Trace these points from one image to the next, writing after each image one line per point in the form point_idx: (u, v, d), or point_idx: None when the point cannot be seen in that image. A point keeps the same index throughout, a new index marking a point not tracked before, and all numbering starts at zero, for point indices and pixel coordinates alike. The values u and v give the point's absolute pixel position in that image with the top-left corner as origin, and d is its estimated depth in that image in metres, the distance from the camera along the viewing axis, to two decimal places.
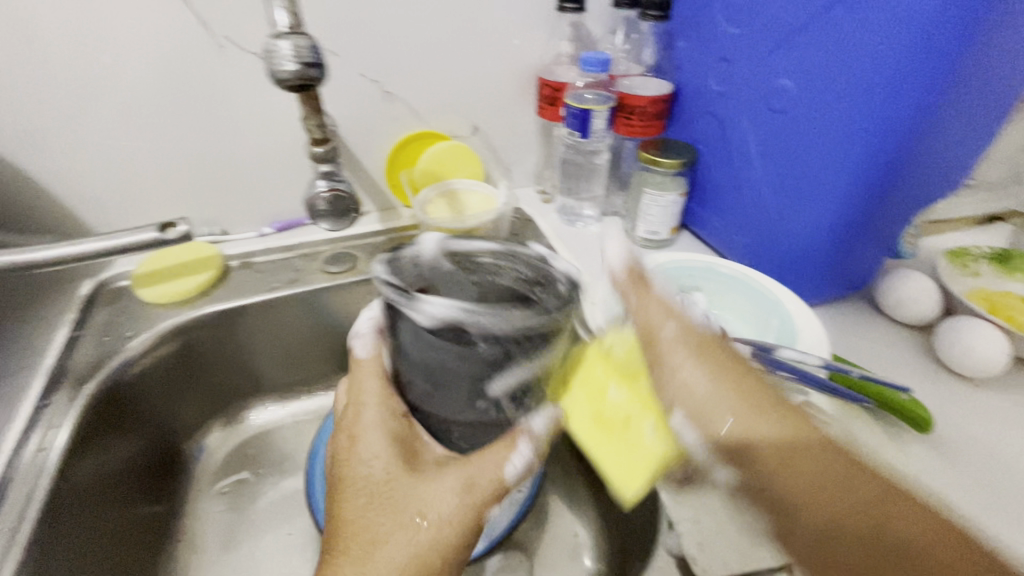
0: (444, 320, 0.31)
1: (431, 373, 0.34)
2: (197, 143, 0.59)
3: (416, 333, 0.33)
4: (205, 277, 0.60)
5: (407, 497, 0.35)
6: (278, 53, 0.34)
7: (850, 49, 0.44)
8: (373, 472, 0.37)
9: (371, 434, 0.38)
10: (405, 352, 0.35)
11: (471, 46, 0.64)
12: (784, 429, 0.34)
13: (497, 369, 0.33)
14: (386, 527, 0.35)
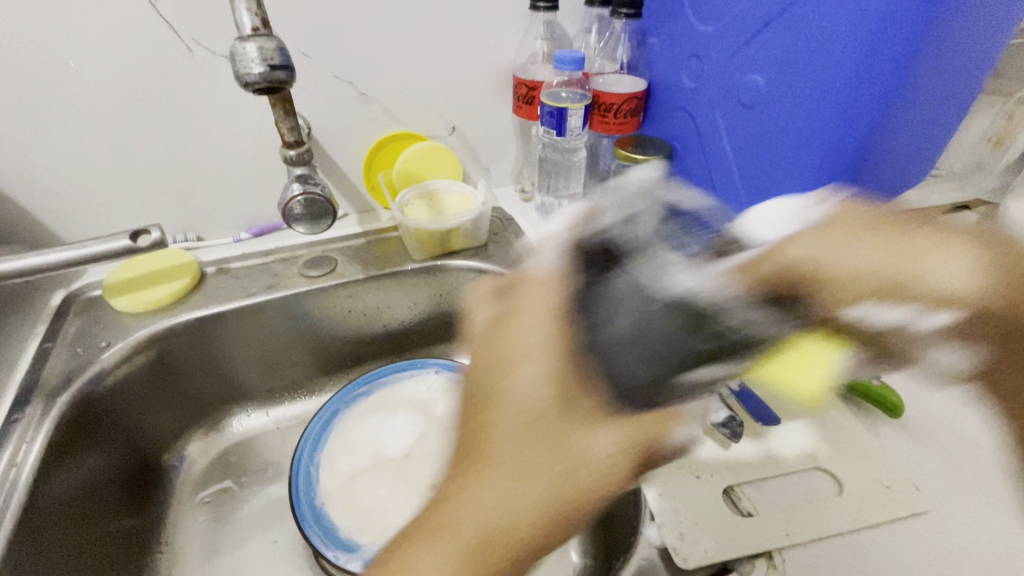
0: (706, 288, 0.32)
1: (630, 342, 0.32)
2: (169, 149, 0.58)
3: (669, 292, 0.33)
4: (181, 285, 0.59)
5: (566, 438, 0.27)
6: (242, 55, 0.33)
7: (817, 42, 0.44)
8: (526, 397, 0.29)
9: (527, 368, 0.29)
10: (605, 313, 0.33)
11: (446, 46, 0.64)
12: (924, 255, 0.27)
13: (718, 354, 0.32)
14: (539, 463, 0.27)
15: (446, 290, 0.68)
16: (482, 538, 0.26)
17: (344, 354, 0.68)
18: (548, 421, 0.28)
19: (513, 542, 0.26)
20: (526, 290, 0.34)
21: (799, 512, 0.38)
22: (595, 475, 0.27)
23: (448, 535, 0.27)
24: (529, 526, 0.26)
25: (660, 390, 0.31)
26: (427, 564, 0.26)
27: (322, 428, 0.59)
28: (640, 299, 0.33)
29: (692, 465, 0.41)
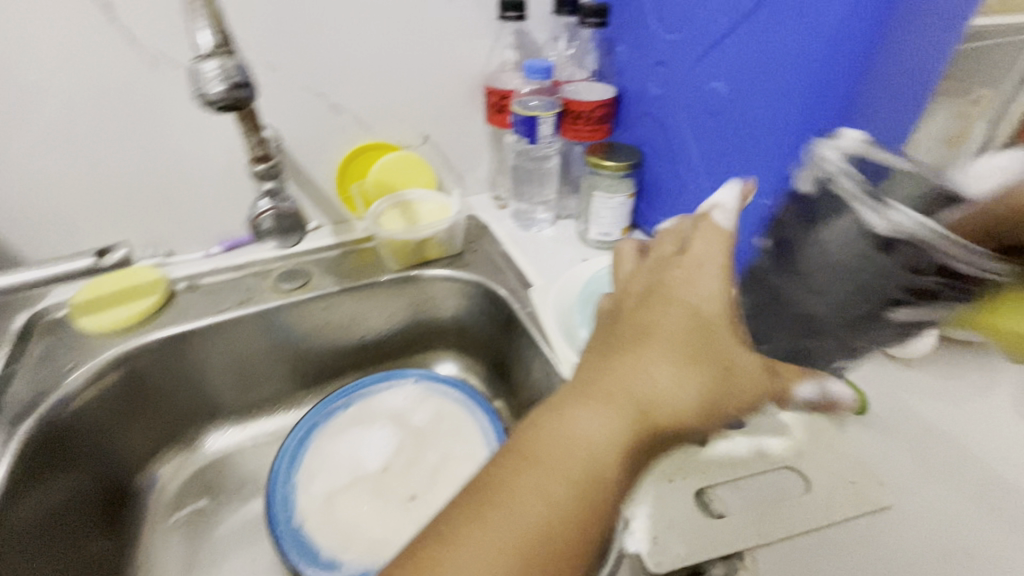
0: (908, 230, 0.31)
1: (855, 288, 0.34)
2: (134, 164, 0.57)
3: (861, 233, 0.33)
4: (150, 302, 0.58)
5: (724, 348, 0.34)
6: (200, 74, 0.33)
7: (775, 48, 0.46)
8: (704, 303, 0.35)
9: (706, 277, 0.36)
10: (825, 253, 0.35)
11: (416, 56, 0.64)
12: None
13: (918, 301, 0.33)
14: (707, 363, 0.33)
15: (423, 300, 0.67)
16: (648, 404, 0.31)
17: (322, 367, 0.67)
18: (722, 326, 0.35)
19: (674, 421, 0.32)
20: (701, 230, 0.38)
21: (769, 512, 0.39)
22: (742, 374, 0.35)
23: (626, 404, 0.31)
24: (691, 409, 0.32)
25: (872, 325, 0.35)
26: (598, 420, 0.30)
27: (298, 445, 0.58)
28: (831, 253, 0.35)
29: (666, 469, 0.41)
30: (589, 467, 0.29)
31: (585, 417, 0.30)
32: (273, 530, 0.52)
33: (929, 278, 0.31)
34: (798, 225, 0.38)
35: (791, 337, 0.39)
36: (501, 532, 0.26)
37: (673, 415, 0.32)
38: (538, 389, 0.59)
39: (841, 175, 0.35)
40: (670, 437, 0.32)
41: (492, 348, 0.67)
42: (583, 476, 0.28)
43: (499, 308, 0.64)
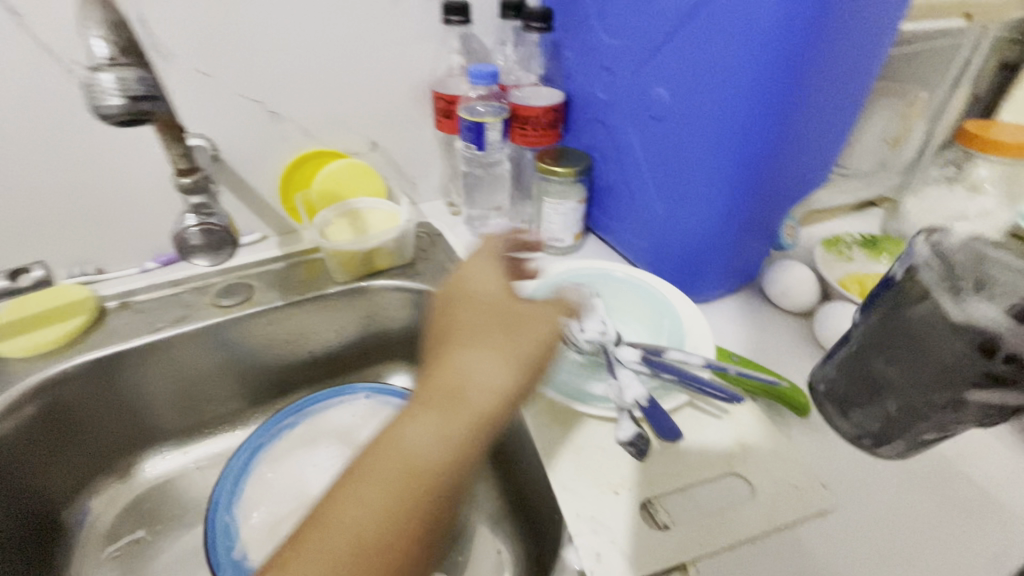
0: (993, 327, 0.29)
1: (941, 373, 0.31)
2: (53, 178, 0.54)
3: (953, 323, 0.30)
4: (76, 323, 0.54)
5: (515, 316, 0.40)
6: (96, 87, 0.32)
7: (711, 52, 0.46)
8: (484, 292, 0.42)
9: (473, 288, 0.43)
10: (928, 345, 0.32)
11: (359, 61, 0.62)
12: None
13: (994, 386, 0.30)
14: (502, 337, 0.38)
15: (374, 312, 0.66)
16: (462, 395, 0.35)
17: (270, 384, 0.65)
18: (506, 318, 0.40)
19: (486, 400, 0.35)
20: (473, 261, 0.46)
21: (714, 520, 0.38)
22: (540, 347, 0.39)
23: (441, 399, 0.35)
24: (502, 382, 0.36)
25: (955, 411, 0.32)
26: (423, 421, 0.33)
27: (243, 466, 0.56)
28: (946, 346, 0.31)
29: (613, 481, 0.41)
30: (424, 459, 0.32)
31: (412, 426, 0.33)
32: (211, 560, 0.48)
33: (1009, 367, 0.29)
34: (890, 305, 0.34)
35: (898, 413, 0.35)
36: (342, 538, 0.29)
37: (481, 395, 0.35)
38: None
39: (926, 267, 0.33)
40: (490, 415, 0.35)
41: None
42: (410, 475, 0.31)
43: None
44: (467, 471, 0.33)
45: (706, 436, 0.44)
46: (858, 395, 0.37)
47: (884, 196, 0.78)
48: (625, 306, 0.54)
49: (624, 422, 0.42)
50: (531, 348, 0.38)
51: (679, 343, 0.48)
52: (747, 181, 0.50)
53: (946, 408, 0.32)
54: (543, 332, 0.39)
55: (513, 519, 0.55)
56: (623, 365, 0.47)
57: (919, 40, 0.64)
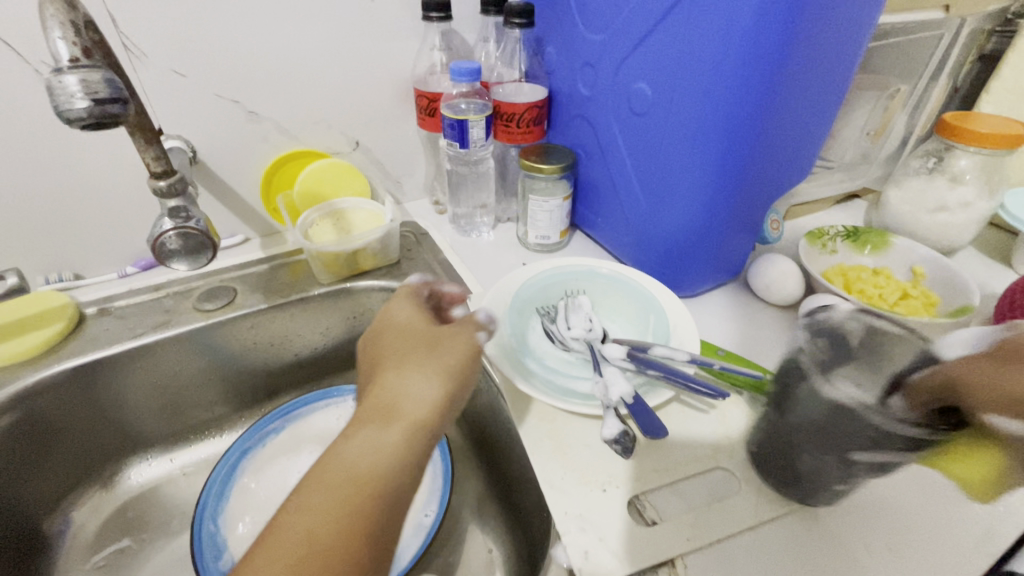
0: (846, 400, 0.34)
1: (825, 436, 0.35)
2: (25, 183, 0.52)
3: (825, 397, 0.35)
4: (54, 331, 0.53)
5: (436, 333, 0.40)
6: (59, 88, 0.29)
7: (692, 47, 0.46)
8: (405, 322, 0.42)
9: (393, 319, 0.43)
10: (803, 412, 0.36)
11: (339, 60, 0.61)
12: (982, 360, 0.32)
13: (872, 446, 0.33)
14: (424, 353, 0.38)
15: (360, 313, 0.65)
16: (393, 411, 0.34)
17: (256, 388, 0.64)
18: (431, 335, 0.40)
19: (417, 411, 0.34)
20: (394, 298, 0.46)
21: (700, 514, 0.39)
22: (468, 354, 0.38)
23: (374, 420, 0.34)
24: (431, 392, 0.35)
25: (844, 471, 0.35)
26: (355, 441, 0.32)
27: (230, 471, 0.56)
28: (817, 414, 0.35)
29: (600, 478, 0.41)
30: (360, 476, 0.31)
31: (344, 448, 0.32)
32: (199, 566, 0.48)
33: (877, 430, 0.32)
34: (780, 383, 0.39)
35: (794, 477, 0.38)
36: (280, 568, 0.27)
37: (411, 406, 0.34)
38: (480, 398, 0.58)
39: (801, 352, 0.38)
40: (424, 425, 0.34)
41: None
42: (347, 493, 0.30)
43: None
44: (406, 482, 0.32)
45: (692, 431, 0.44)
46: (766, 464, 0.40)
47: (867, 187, 0.78)
48: (610, 302, 0.54)
49: (610, 417, 0.42)
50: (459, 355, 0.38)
51: (664, 339, 0.48)
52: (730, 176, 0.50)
53: (842, 470, 0.35)
54: (468, 340, 0.39)
55: (504, 518, 0.55)
56: (609, 362, 0.47)
57: (897, 33, 0.64)
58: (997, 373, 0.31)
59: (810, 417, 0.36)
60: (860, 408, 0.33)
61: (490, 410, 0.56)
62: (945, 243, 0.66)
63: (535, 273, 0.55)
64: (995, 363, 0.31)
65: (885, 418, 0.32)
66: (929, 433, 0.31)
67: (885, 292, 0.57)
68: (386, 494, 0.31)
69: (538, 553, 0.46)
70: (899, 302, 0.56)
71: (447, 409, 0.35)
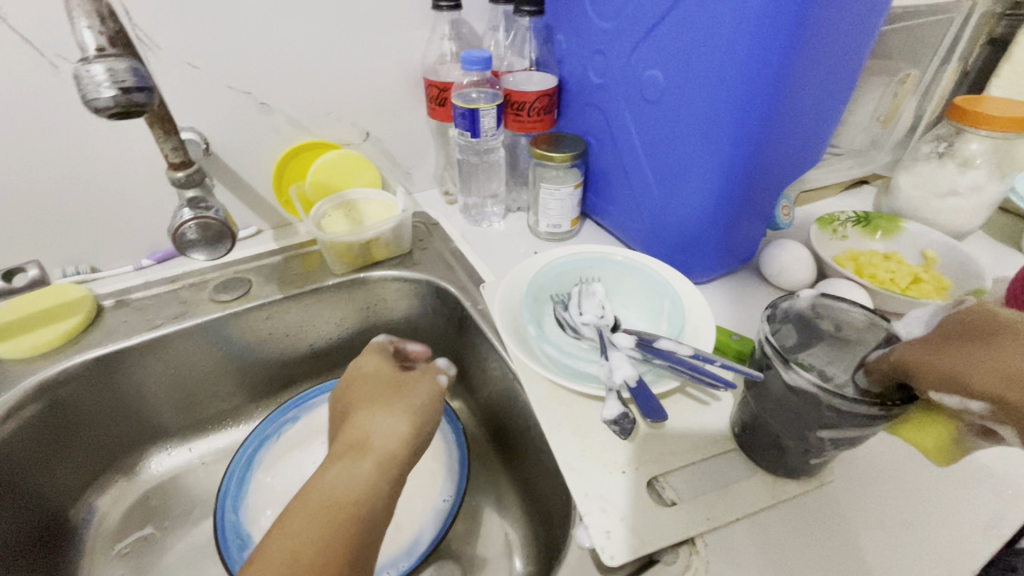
0: (808, 387, 0.34)
1: (792, 417, 0.36)
2: (41, 176, 0.53)
3: (787, 384, 0.35)
4: (74, 322, 0.54)
5: (401, 380, 0.43)
6: (87, 78, 0.30)
7: (704, 33, 0.46)
8: (370, 368, 0.45)
9: (358, 365, 0.45)
10: (772, 397, 0.37)
11: (349, 49, 0.61)
12: (940, 345, 0.29)
13: (830, 426, 0.34)
14: (391, 395, 0.41)
15: (373, 303, 0.65)
16: (365, 445, 0.36)
17: (272, 378, 0.65)
18: (394, 381, 0.43)
19: (387, 443, 0.37)
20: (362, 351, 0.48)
21: (718, 494, 0.39)
22: (428, 396, 0.42)
23: (347, 454, 0.36)
24: (400, 427, 0.38)
25: (812, 450, 0.37)
26: (331, 472, 0.34)
27: (248, 461, 0.56)
28: (786, 398, 0.36)
29: (618, 460, 0.41)
30: (337, 499, 0.32)
31: (321, 479, 0.34)
32: (225, 553, 0.49)
33: (834, 413, 0.33)
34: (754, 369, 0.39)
35: (769, 455, 0.40)
36: None
37: (381, 442, 0.37)
38: (495, 386, 0.58)
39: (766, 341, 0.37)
40: (393, 456, 0.36)
41: (448, 347, 0.66)
42: (327, 510, 0.32)
43: (452, 306, 0.62)
44: (381, 505, 0.33)
45: (708, 413, 0.45)
46: (743, 444, 0.42)
47: (876, 173, 0.78)
48: (624, 289, 0.54)
49: (610, 400, 0.42)
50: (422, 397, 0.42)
51: (679, 324, 0.48)
52: (742, 162, 0.50)
53: (810, 448, 0.37)
54: (428, 384, 0.43)
55: (521, 503, 0.55)
56: (616, 349, 0.46)
57: (908, 16, 0.64)
58: (950, 352, 0.28)
59: (781, 401, 0.36)
60: (820, 394, 0.33)
61: (506, 397, 0.56)
62: (954, 227, 0.66)
63: (548, 261, 0.55)
64: (951, 343, 0.29)
65: (842, 401, 0.32)
66: (884, 410, 0.31)
67: (897, 277, 0.57)
68: (363, 518, 0.32)
69: (557, 534, 0.46)
70: (911, 286, 0.57)
71: (413, 443, 0.38)
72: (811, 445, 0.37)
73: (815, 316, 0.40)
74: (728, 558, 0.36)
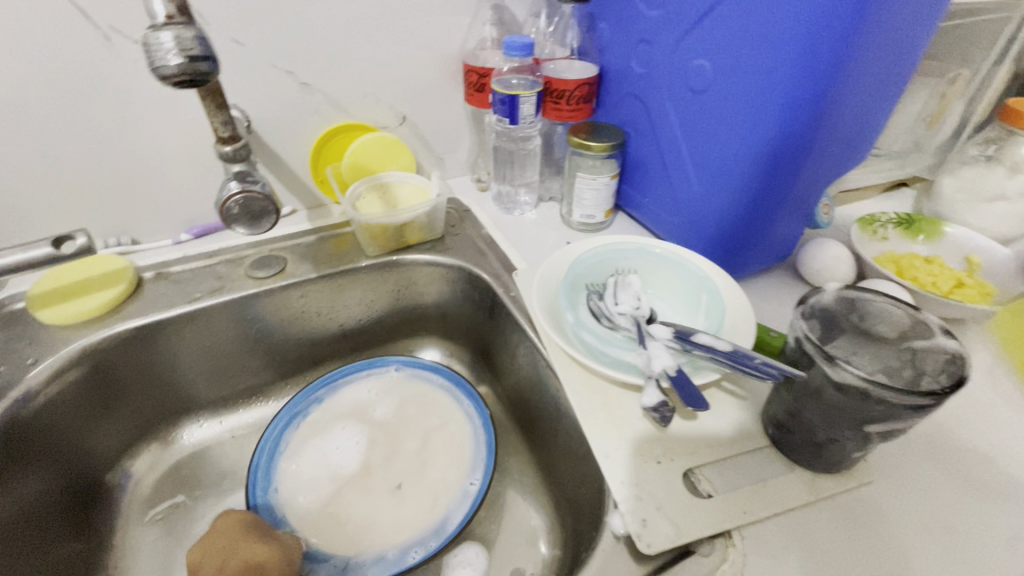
0: (854, 384, 0.33)
1: (833, 414, 0.35)
2: (90, 147, 0.54)
3: (831, 382, 0.34)
4: (116, 292, 0.55)
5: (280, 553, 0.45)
6: (155, 45, 0.30)
7: (758, 24, 0.45)
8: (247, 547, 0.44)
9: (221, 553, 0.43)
10: (811, 393, 0.36)
11: (391, 31, 0.61)
12: None
13: (875, 421, 0.34)
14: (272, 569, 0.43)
15: (404, 286, 0.66)
16: None
17: (301, 356, 0.66)
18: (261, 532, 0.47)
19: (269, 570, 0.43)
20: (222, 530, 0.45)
21: (757, 488, 0.39)
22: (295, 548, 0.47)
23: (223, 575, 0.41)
24: None
25: (851, 445, 0.37)
26: None
27: (276, 439, 0.57)
28: (827, 393, 0.35)
29: (654, 450, 0.41)
30: None
31: None
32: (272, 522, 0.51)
33: (879, 407, 0.33)
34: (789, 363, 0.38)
35: (806, 452, 0.39)
36: None
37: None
38: (525, 373, 0.58)
39: (806, 340, 0.36)
40: None
41: (477, 333, 0.66)
42: None
43: (483, 293, 0.63)
44: None
45: (745, 408, 0.44)
46: (775, 439, 0.41)
47: (916, 175, 0.77)
48: (661, 282, 0.53)
49: (649, 388, 0.42)
50: (280, 570, 0.43)
51: (717, 317, 0.48)
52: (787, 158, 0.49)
53: (850, 442, 0.36)
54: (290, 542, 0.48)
55: (547, 490, 0.56)
56: (654, 339, 0.46)
57: (963, 14, 0.62)
58: None
59: (822, 397, 0.36)
60: (868, 388, 0.32)
61: (536, 383, 0.56)
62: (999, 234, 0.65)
63: (584, 251, 0.55)
64: None
65: (892, 393, 0.31)
66: (933, 399, 0.31)
67: (940, 280, 0.56)
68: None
69: (587, 521, 0.46)
70: (953, 291, 0.55)
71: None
72: (850, 440, 0.36)
73: (842, 308, 0.40)
74: (766, 552, 0.36)
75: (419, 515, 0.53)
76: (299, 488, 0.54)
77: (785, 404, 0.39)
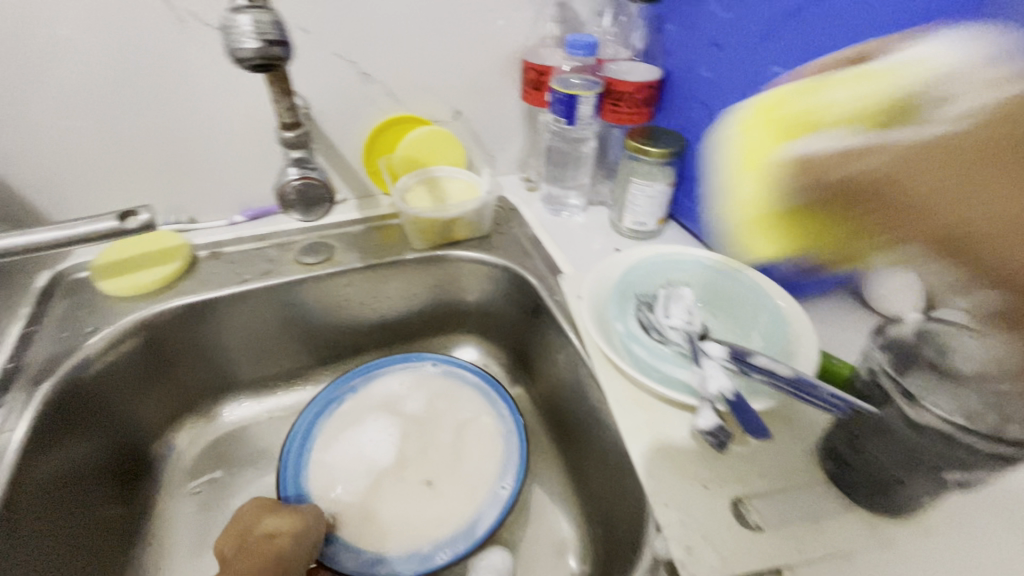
0: (934, 425, 0.30)
1: (904, 455, 0.33)
2: (157, 126, 0.55)
3: (907, 421, 0.32)
4: (172, 268, 0.57)
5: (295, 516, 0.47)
6: (234, 26, 0.30)
7: (842, 31, 0.42)
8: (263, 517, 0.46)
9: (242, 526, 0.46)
10: (881, 430, 0.34)
11: (453, 24, 0.61)
12: None
13: (953, 467, 0.31)
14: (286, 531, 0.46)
15: (447, 282, 0.65)
16: None
17: (342, 344, 0.66)
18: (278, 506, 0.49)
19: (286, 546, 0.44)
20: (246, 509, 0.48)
21: (813, 527, 0.36)
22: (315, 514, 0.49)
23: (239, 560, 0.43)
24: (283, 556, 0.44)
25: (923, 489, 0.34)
26: None
27: (311, 425, 0.58)
28: (902, 433, 0.32)
29: (701, 474, 0.39)
30: None
31: None
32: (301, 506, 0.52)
33: (964, 453, 0.30)
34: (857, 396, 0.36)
35: (870, 493, 0.36)
36: None
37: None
38: (565, 380, 0.57)
39: (883, 372, 0.34)
40: None
41: (517, 335, 0.65)
42: None
43: (526, 295, 0.62)
44: None
45: (801, 438, 0.42)
46: (830, 472, 0.39)
47: None
48: (715, 297, 0.51)
49: (706, 410, 0.40)
50: (292, 529, 0.46)
51: (775, 340, 0.46)
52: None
53: (920, 487, 0.34)
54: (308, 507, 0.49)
55: (580, 502, 0.54)
56: (708, 359, 0.43)
57: None
58: None
59: (894, 436, 0.33)
60: (951, 431, 0.30)
61: (576, 393, 0.55)
62: None
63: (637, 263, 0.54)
64: None
65: (982, 439, 0.29)
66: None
67: None
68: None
69: (625, 542, 0.45)
70: None
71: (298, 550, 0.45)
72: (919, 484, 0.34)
73: None
74: None
75: (447, 513, 0.52)
76: (330, 475, 0.55)
77: (847, 438, 0.37)
